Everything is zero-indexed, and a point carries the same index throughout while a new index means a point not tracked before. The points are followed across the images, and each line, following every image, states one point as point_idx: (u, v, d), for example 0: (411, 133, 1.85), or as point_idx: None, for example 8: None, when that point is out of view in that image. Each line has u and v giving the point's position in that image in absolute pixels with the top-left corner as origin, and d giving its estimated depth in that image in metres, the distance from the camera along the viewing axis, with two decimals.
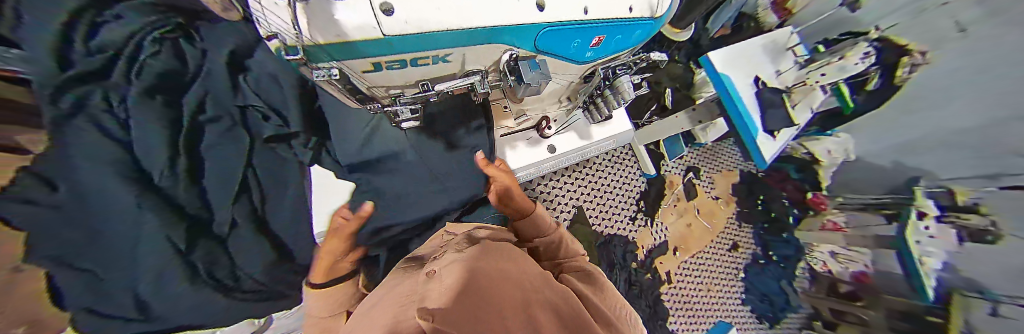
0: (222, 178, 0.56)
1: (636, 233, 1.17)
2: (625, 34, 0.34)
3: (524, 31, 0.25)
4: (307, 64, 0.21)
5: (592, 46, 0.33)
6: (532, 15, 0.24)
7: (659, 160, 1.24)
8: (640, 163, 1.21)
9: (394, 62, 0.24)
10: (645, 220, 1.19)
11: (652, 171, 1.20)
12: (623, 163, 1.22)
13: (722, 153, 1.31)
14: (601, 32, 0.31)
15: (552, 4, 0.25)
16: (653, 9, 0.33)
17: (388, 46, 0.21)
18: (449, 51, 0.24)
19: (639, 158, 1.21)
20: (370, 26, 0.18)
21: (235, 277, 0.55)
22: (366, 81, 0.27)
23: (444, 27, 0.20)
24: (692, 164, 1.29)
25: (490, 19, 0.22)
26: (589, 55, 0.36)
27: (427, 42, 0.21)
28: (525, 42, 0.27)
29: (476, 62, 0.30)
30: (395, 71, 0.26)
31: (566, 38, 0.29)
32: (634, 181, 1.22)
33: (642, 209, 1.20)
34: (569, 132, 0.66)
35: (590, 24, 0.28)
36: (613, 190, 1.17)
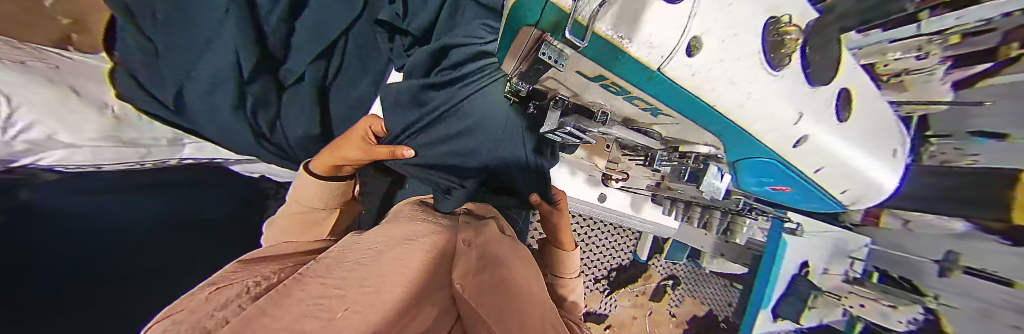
0: (318, 29, 0.47)
1: (590, 292, 1.19)
2: (807, 198, 0.31)
3: (753, 147, 0.23)
4: (546, 40, 0.18)
5: (768, 187, 0.30)
6: (778, 143, 0.22)
7: (655, 252, 1.23)
8: (638, 245, 1.21)
9: (617, 87, 0.22)
10: (604, 287, 1.21)
11: (642, 258, 1.20)
12: (625, 234, 1.22)
13: (707, 283, 1.26)
14: (797, 187, 0.28)
15: (808, 141, 0.23)
16: (853, 200, 0.29)
17: (642, 81, 0.18)
18: (676, 113, 0.22)
19: (640, 241, 1.22)
20: (660, 54, 0.16)
21: (271, 127, 0.52)
22: (561, 72, 0.24)
23: (712, 99, 0.18)
24: (677, 273, 1.27)
25: (752, 119, 0.20)
26: (753, 189, 0.32)
27: (680, 100, 0.19)
28: (736, 152, 0.25)
29: (670, 133, 0.31)
30: (601, 88, 0.24)
31: (767, 172, 0.26)
32: (622, 253, 1.22)
33: (609, 278, 1.21)
34: (627, 192, 0.68)
35: (804, 179, 0.26)
36: (598, 246, 1.19)
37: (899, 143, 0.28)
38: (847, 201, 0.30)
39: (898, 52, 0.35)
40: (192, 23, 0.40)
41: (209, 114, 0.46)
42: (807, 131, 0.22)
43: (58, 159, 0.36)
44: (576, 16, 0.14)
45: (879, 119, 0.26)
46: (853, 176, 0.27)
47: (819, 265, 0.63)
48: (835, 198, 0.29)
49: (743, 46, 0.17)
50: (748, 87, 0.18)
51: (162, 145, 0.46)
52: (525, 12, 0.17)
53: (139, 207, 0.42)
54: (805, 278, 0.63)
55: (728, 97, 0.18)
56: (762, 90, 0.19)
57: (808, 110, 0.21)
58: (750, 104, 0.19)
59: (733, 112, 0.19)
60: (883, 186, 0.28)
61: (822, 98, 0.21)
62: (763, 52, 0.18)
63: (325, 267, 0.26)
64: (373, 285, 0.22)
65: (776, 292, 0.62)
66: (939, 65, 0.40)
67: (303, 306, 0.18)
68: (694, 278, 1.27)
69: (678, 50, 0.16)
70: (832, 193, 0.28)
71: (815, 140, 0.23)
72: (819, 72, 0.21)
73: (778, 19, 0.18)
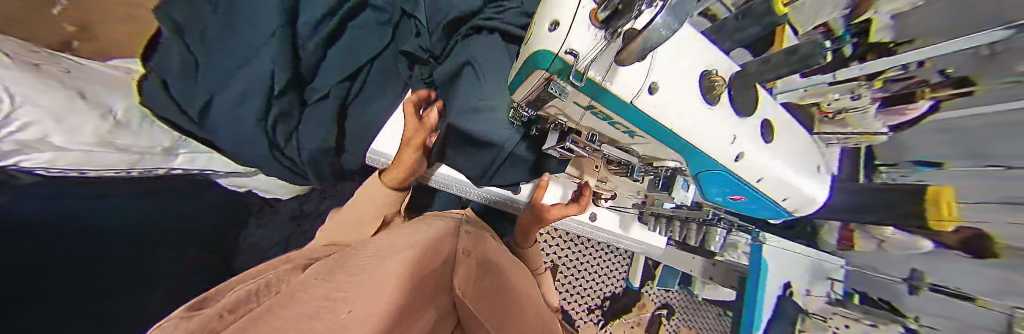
0: (347, 54, 0.52)
1: (584, 323, 1.13)
2: (761, 207, 0.35)
3: (704, 161, 0.27)
4: (551, 79, 0.22)
5: (728, 197, 0.34)
6: (723, 158, 0.27)
7: (647, 279, 1.22)
8: (630, 271, 1.20)
9: (604, 115, 0.26)
10: (598, 318, 1.15)
11: (635, 285, 1.18)
12: (617, 260, 1.22)
13: (699, 312, 1.25)
14: (750, 196, 0.32)
15: (747, 158, 0.28)
16: (798, 207, 0.34)
17: (623, 111, 0.23)
18: (648, 135, 0.27)
19: (632, 267, 1.21)
20: (631, 91, 0.21)
21: (286, 140, 0.52)
22: (560, 104, 0.28)
23: (676, 124, 0.24)
24: (671, 302, 1.24)
25: (703, 140, 0.25)
26: (717, 200, 0.36)
27: (650, 125, 0.24)
28: (694, 166, 0.29)
29: (645, 151, 0.35)
30: (592, 115, 0.28)
31: (724, 183, 0.30)
32: (615, 280, 1.20)
33: (603, 307, 1.17)
34: (617, 213, 0.70)
35: (749, 188, 0.30)
36: (591, 273, 1.16)
37: (822, 160, 0.34)
38: (792, 208, 0.34)
39: (835, 95, 0.45)
40: (238, 41, 0.44)
41: (225, 122, 0.46)
42: (744, 149, 0.27)
43: (43, 161, 0.34)
44: (573, 67, 0.20)
45: (801, 142, 0.32)
46: (790, 185, 0.31)
47: (801, 285, 0.66)
48: (780, 205, 0.34)
49: (687, 86, 0.23)
50: (700, 114, 0.24)
51: (154, 153, 0.46)
52: (538, 63, 0.22)
53: (117, 218, 0.40)
54: (790, 298, 0.65)
55: (682, 124, 0.24)
56: (706, 119, 0.24)
57: (741, 134, 0.26)
58: (698, 128, 0.24)
59: (687, 134, 0.24)
60: (817, 196, 0.33)
61: (749, 126, 0.27)
62: (701, 92, 0.23)
63: (326, 270, 0.25)
64: (380, 285, 0.23)
65: (765, 312, 0.63)
66: (869, 105, 0.48)
67: (312, 304, 0.18)
68: (687, 307, 1.24)
69: (643, 89, 0.21)
70: (777, 200, 0.33)
71: (754, 156, 0.28)
72: (745, 106, 0.27)
73: (710, 72, 0.24)
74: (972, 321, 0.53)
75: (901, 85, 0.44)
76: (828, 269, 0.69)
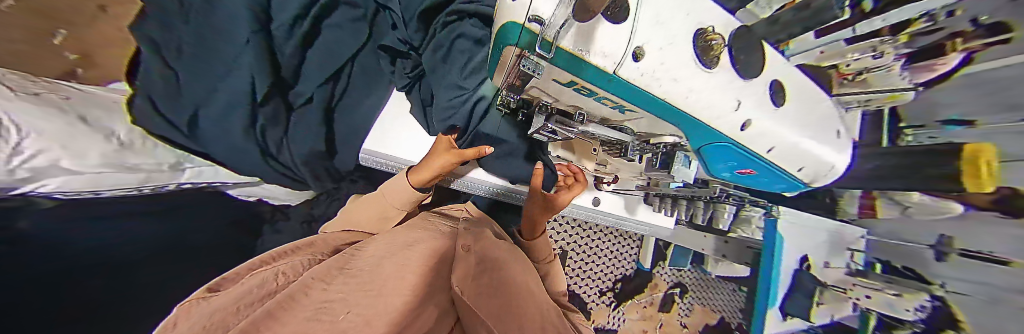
0: (326, 56, 0.51)
1: (596, 306, 1.15)
2: (772, 180, 0.33)
3: (709, 132, 0.25)
4: (522, 54, 0.21)
5: (736, 172, 0.32)
6: (729, 128, 0.25)
7: (658, 260, 1.21)
8: (640, 254, 1.20)
9: (586, 90, 0.24)
10: (610, 301, 1.17)
11: (646, 266, 1.18)
12: (626, 243, 1.21)
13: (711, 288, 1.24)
14: (758, 170, 0.30)
15: (754, 127, 0.26)
16: (812, 180, 0.32)
17: (605, 83, 0.21)
18: (637, 109, 0.25)
19: (642, 249, 1.21)
20: (612, 59, 0.19)
21: (279, 146, 0.53)
22: (540, 81, 0.26)
23: (664, 96, 0.22)
24: (684, 281, 1.23)
25: (701, 110, 0.23)
26: (724, 175, 0.34)
27: (635, 97, 0.22)
28: (697, 140, 0.27)
29: (640, 128, 0.33)
30: (575, 93, 0.27)
31: (730, 157, 0.29)
32: (625, 263, 1.20)
33: (614, 290, 1.18)
34: (621, 196, 0.69)
35: (759, 160, 0.28)
36: (600, 257, 1.17)
37: (841, 125, 0.31)
38: (807, 178, 0.32)
39: (857, 54, 0.41)
40: (215, 54, 0.45)
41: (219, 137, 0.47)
42: (750, 116, 0.25)
43: (59, 186, 0.35)
44: (542, 36, 0.18)
45: (816, 105, 0.29)
46: (802, 153, 0.29)
47: (819, 259, 0.63)
48: (794, 176, 0.31)
49: (680, 49, 0.21)
50: (693, 81, 0.22)
51: (162, 170, 0.47)
52: (508, 37, 0.21)
53: (139, 233, 0.43)
54: (807, 272, 0.62)
55: (675, 91, 0.22)
56: (702, 84, 0.22)
57: (747, 98, 0.25)
58: (694, 96, 0.23)
59: (681, 101, 0.22)
60: (835, 163, 0.31)
61: (757, 88, 0.25)
62: (698, 55, 0.22)
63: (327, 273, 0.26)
64: (384, 284, 0.23)
65: (780, 287, 0.61)
66: (895, 63, 0.44)
67: (310, 310, 0.18)
68: (700, 285, 1.24)
69: (626, 56, 0.19)
70: (790, 171, 0.31)
71: (761, 124, 0.26)
72: (749, 67, 0.24)
73: (705, 30, 0.22)
74: (1001, 283, 0.52)
75: (930, 38, 0.41)
76: (849, 240, 0.65)
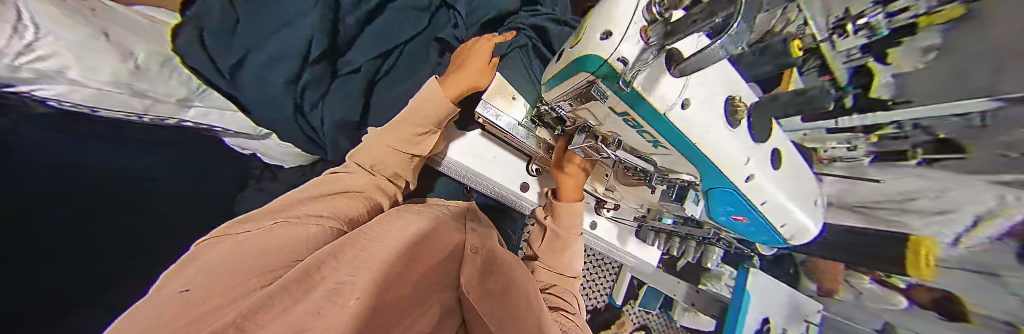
0: (380, 35, 0.54)
1: None
2: (758, 231, 0.36)
3: (719, 176, 0.29)
4: (596, 80, 0.27)
5: (731, 218, 0.36)
6: (737, 177, 0.28)
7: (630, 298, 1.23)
8: (614, 289, 1.21)
9: (633, 122, 0.28)
10: None
11: (617, 302, 1.19)
12: (603, 275, 1.22)
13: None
14: (751, 220, 0.34)
15: (755, 183, 0.29)
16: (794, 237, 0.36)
17: (654, 121, 0.26)
18: (670, 147, 0.29)
19: (616, 285, 1.22)
20: (666, 102, 0.24)
21: (312, 106, 0.53)
22: (596, 104, 0.31)
23: (700, 140, 0.26)
24: (650, 326, 1.24)
25: (716, 157, 0.27)
26: (719, 218, 0.38)
27: (672, 135, 0.27)
28: (708, 181, 0.31)
29: (663, 163, 0.36)
30: (621, 122, 0.31)
31: (731, 203, 0.32)
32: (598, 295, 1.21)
33: None
34: (615, 225, 0.72)
35: (752, 209, 0.31)
36: None
37: None
38: (789, 236, 0.35)
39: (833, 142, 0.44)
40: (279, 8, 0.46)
41: (254, 86, 0.47)
42: (755, 171, 0.28)
43: (56, 93, 0.33)
44: (623, 74, 0.23)
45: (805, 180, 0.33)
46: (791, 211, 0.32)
47: (779, 323, 0.67)
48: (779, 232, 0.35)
49: (715, 107, 0.25)
50: (717, 135, 0.26)
51: (167, 102, 0.45)
52: (586, 64, 0.26)
53: (118, 168, 0.40)
54: None
55: (702, 136, 0.26)
56: (726, 138, 0.26)
57: (756, 158, 0.28)
58: (719, 147, 0.26)
59: (704, 145, 0.26)
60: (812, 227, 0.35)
61: (764, 151, 0.28)
62: (726, 115, 0.26)
63: (338, 245, 0.26)
64: (383, 268, 0.23)
65: None
66: None
67: (322, 287, 0.18)
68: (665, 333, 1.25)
69: (676, 104, 0.24)
70: (777, 226, 0.34)
71: (763, 180, 0.29)
72: (761, 133, 0.28)
73: (734, 98, 0.26)
74: None
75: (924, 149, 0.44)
76: (806, 312, 0.70)
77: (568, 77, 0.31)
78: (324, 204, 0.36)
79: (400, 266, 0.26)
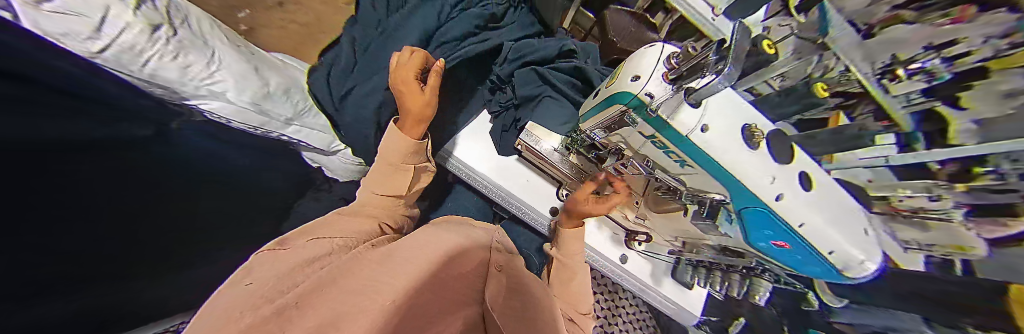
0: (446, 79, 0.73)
1: None
2: (804, 261, 0.29)
3: (742, 191, 0.28)
4: (626, 110, 0.31)
5: (771, 244, 0.30)
6: (764, 196, 0.27)
7: None
8: None
9: (662, 145, 0.31)
10: None
11: None
12: None
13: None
14: (790, 244, 0.28)
15: (785, 205, 0.27)
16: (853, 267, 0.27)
17: (679, 143, 0.28)
18: (697, 169, 0.30)
19: None
20: (688, 127, 0.27)
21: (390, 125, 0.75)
22: (627, 131, 0.35)
23: (728, 162, 0.27)
24: None
25: (737, 172, 0.26)
26: (759, 245, 0.32)
27: (700, 157, 0.28)
28: (737, 200, 0.29)
29: (691, 185, 0.35)
30: (650, 145, 0.33)
31: (766, 226, 0.28)
32: None
33: None
34: (647, 261, 0.65)
35: (792, 234, 0.27)
36: None
37: None
38: (840, 265, 0.27)
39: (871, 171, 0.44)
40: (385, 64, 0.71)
41: (355, 108, 0.70)
42: (783, 191, 0.27)
43: (211, 107, 0.46)
44: (650, 104, 0.28)
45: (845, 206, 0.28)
46: (859, 239, 0.26)
47: None
48: (826, 259, 0.27)
49: (737, 132, 0.27)
50: (742, 157, 0.27)
51: (278, 121, 0.57)
52: (620, 99, 0.31)
53: (230, 170, 0.52)
54: None
55: (728, 158, 0.27)
56: (749, 159, 0.27)
57: (783, 178, 0.27)
58: (744, 169, 0.27)
59: (733, 167, 0.27)
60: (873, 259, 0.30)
61: (790, 172, 0.27)
62: (745, 139, 0.27)
63: (353, 261, 0.30)
64: (382, 279, 0.25)
65: None
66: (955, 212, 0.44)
67: (332, 296, 0.21)
68: None
69: (697, 129, 0.27)
70: (829, 260, 0.27)
71: (795, 203, 0.27)
72: (782, 153, 0.28)
73: (751, 127, 0.28)
74: None
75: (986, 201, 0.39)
76: None
77: (603, 107, 0.36)
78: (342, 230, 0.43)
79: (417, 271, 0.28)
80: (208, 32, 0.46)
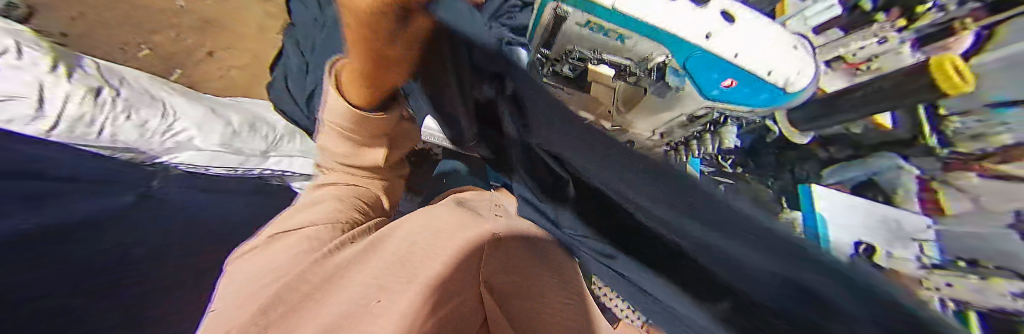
0: None
1: None
2: (749, 87, 0.45)
3: (676, 40, 0.43)
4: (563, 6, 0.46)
5: (722, 87, 0.44)
6: (693, 37, 0.43)
7: None
8: None
9: (597, 25, 0.45)
10: None
11: None
12: None
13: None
14: (734, 76, 0.44)
15: (716, 43, 0.43)
16: (786, 84, 0.44)
17: (609, 15, 0.43)
18: (633, 35, 0.44)
19: None
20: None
21: None
22: (566, 35, 0.48)
23: (656, 20, 0.42)
24: None
25: (665, 24, 0.42)
26: (716, 94, 0.45)
27: (630, 20, 0.43)
28: (679, 53, 0.44)
29: (635, 56, 0.46)
30: (589, 32, 0.47)
31: (702, 62, 0.44)
32: None
33: None
34: None
35: (727, 63, 0.43)
36: None
37: (796, 53, 0.47)
38: (780, 82, 0.44)
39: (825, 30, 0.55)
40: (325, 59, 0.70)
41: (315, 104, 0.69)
42: (711, 31, 0.44)
43: (184, 159, 0.51)
44: None
45: (761, 32, 0.46)
46: (770, 57, 0.44)
47: None
48: (768, 80, 0.45)
49: None
50: (661, 12, 0.42)
51: (257, 156, 0.59)
52: None
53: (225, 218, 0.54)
54: None
55: (647, 14, 0.42)
56: (669, 6, 0.43)
57: (704, 18, 0.44)
58: (662, 18, 0.42)
59: (659, 19, 0.42)
60: (793, 76, 0.44)
61: (707, 16, 0.44)
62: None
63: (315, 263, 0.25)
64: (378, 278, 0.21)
65: None
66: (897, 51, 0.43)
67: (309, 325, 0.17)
68: None
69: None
70: (763, 74, 0.44)
71: (721, 38, 0.44)
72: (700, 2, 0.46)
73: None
74: None
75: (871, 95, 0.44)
76: None
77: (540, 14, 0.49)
78: (320, 212, 0.41)
79: (393, 262, 0.22)
80: (151, 87, 0.55)
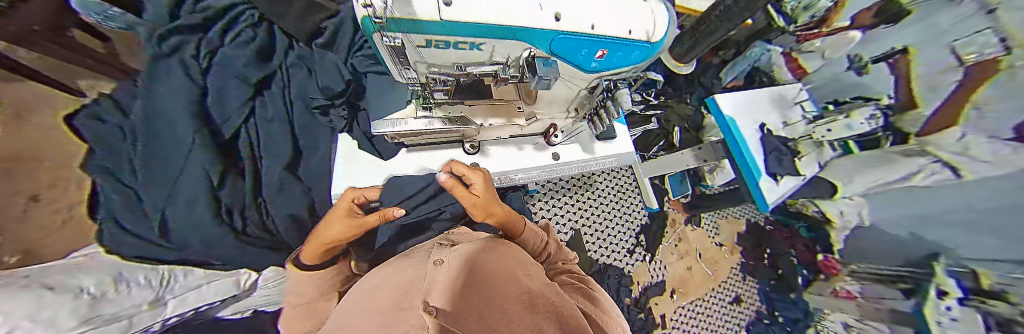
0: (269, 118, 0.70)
1: (636, 264, 1.21)
2: (625, 51, 0.36)
3: (538, 34, 0.29)
4: (383, 32, 0.27)
5: (597, 58, 0.36)
6: (547, 25, 0.28)
7: (663, 195, 1.32)
8: (644, 196, 1.27)
9: (442, 42, 0.30)
10: (644, 256, 1.23)
11: (655, 206, 1.25)
12: (625, 193, 1.27)
13: (753, 321, 1.30)
14: (607, 45, 0.34)
15: (568, 15, 0.29)
16: (649, 34, 0.34)
17: (442, 28, 0.27)
18: (486, 41, 0.30)
19: (643, 191, 1.28)
20: (431, 8, 0.25)
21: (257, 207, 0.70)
22: (418, 56, 0.33)
23: (494, 18, 0.26)
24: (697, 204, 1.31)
25: (516, 19, 0.27)
26: (593, 66, 0.38)
27: (477, 31, 0.27)
28: (543, 43, 0.31)
29: (506, 56, 0.34)
30: (440, 50, 0.32)
31: (575, 45, 0.32)
32: (636, 212, 1.26)
33: (642, 243, 1.24)
34: (575, 143, 0.65)
35: (593, 38, 0.31)
36: (613, 218, 1.22)
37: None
38: (645, 37, 0.34)
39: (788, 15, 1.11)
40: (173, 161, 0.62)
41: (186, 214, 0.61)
42: (557, 8, 0.28)
43: None
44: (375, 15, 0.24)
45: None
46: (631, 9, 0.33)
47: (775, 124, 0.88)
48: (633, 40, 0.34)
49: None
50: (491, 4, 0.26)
51: None
52: (367, 27, 0.26)
53: None
54: (771, 134, 0.84)
55: (485, 18, 0.26)
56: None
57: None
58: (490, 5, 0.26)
59: (498, 19, 0.27)
60: (655, 24, 0.34)
61: None
62: None
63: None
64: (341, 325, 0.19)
65: (756, 157, 0.80)
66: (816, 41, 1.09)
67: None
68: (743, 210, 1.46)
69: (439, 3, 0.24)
70: (627, 36, 0.33)
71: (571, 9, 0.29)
72: None
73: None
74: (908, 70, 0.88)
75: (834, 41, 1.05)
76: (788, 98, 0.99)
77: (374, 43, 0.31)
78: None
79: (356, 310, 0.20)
80: None
